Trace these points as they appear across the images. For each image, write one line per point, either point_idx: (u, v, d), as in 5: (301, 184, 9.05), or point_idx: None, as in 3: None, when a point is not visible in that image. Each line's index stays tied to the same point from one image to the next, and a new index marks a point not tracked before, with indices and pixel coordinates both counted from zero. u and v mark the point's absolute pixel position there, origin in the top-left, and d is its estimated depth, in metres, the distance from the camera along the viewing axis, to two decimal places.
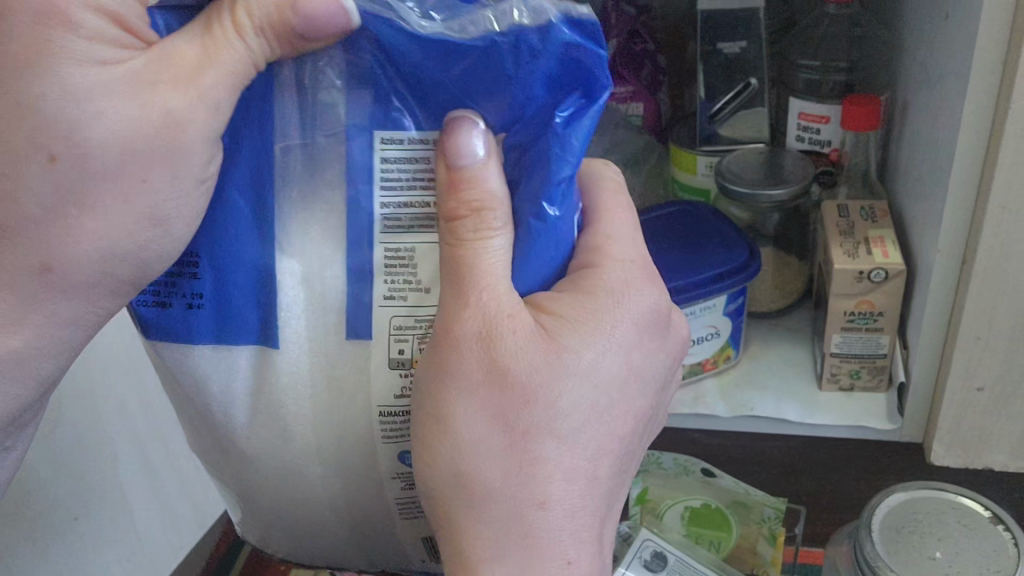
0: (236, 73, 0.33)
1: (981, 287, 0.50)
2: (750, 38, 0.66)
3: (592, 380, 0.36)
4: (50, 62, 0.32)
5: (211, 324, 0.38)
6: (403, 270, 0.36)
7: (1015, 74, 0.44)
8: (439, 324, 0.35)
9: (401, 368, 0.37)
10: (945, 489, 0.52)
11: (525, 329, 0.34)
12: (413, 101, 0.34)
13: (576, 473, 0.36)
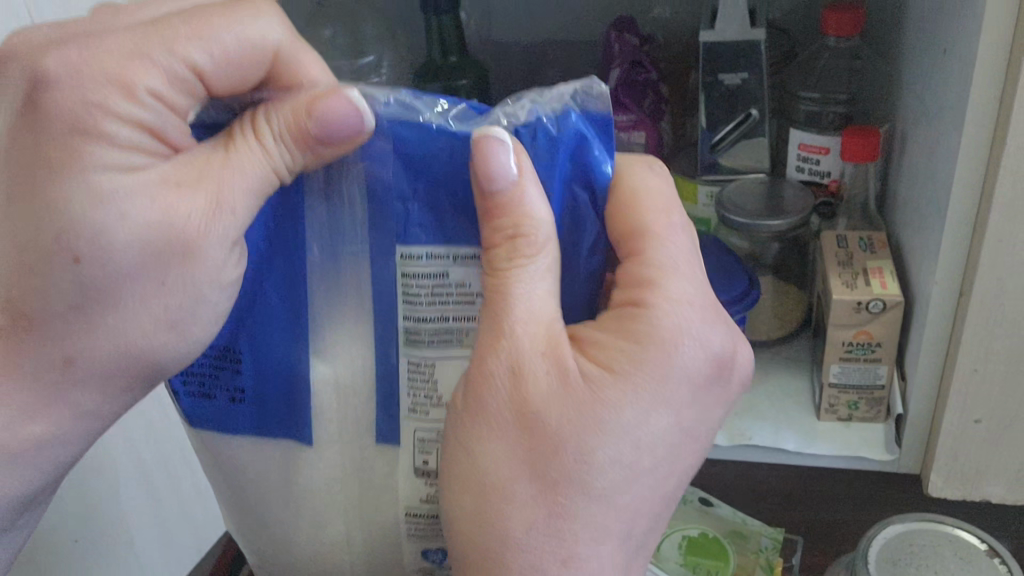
0: (255, 185, 0.33)
1: (978, 319, 0.50)
2: (751, 69, 0.66)
3: (637, 435, 0.34)
4: (81, 168, 0.31)
5: (251, 419, 0.38)
6: (426, 384, 0.36)
7: (1012, 108, 0.44)
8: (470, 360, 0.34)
9: (426, 478, 0.37)
10: (942, 522, 0.52)
11: (564, 376, 0.33)
12: (433, 219, 0.34)
13: (610, 523, 0.34)
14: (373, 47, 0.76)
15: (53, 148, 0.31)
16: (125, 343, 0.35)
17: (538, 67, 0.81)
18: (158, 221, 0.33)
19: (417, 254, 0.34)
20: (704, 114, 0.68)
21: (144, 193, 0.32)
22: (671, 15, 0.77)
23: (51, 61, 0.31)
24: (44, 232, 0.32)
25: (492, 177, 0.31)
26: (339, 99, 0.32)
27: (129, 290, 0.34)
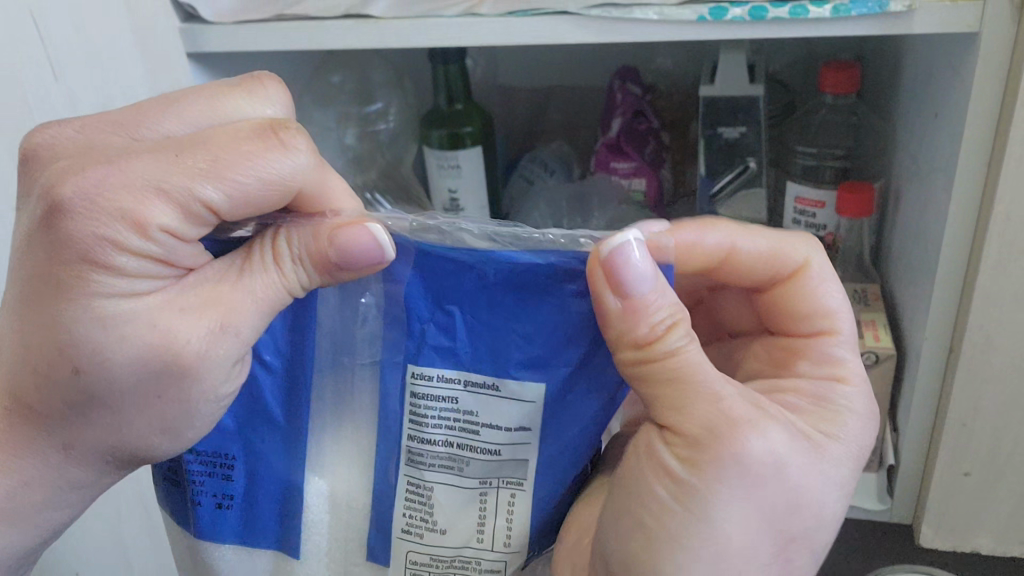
0: (264, 301, 0.34)
1: (967, 376, 0.52)
2: (750, 123, 0.67)
3: (845, 494, 0.35)
4: (87, 293, 0.31)
5: (236, 525, 0.38)
6: (421, 509, 0.36)
7: (998, 175, 0.46)
8: (688, 427, 0.32)
9: None
10: (931, 572, 0.53)
11: (798, 435, 0.33)
12: (446, 347, 0.35)
13: (812, 564, 0.35)
14: (381, 93, 0.78)
15: (61, 268, 0.31)
16: (116, 445, 0.36)
17: (544, 113, 0.83)
18: (161, 350, 0.33)
19: (427, 373, 0.35)
20: (704, 165, 0.70)
21: (152, 317, 0.33)
22: (673, 67, 0.79)
23: (68, 190, 0.31)
24: (50, 343, 0.32)
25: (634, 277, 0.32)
26: (361, 230, 0.34)
27: (128, 405, 0.34)
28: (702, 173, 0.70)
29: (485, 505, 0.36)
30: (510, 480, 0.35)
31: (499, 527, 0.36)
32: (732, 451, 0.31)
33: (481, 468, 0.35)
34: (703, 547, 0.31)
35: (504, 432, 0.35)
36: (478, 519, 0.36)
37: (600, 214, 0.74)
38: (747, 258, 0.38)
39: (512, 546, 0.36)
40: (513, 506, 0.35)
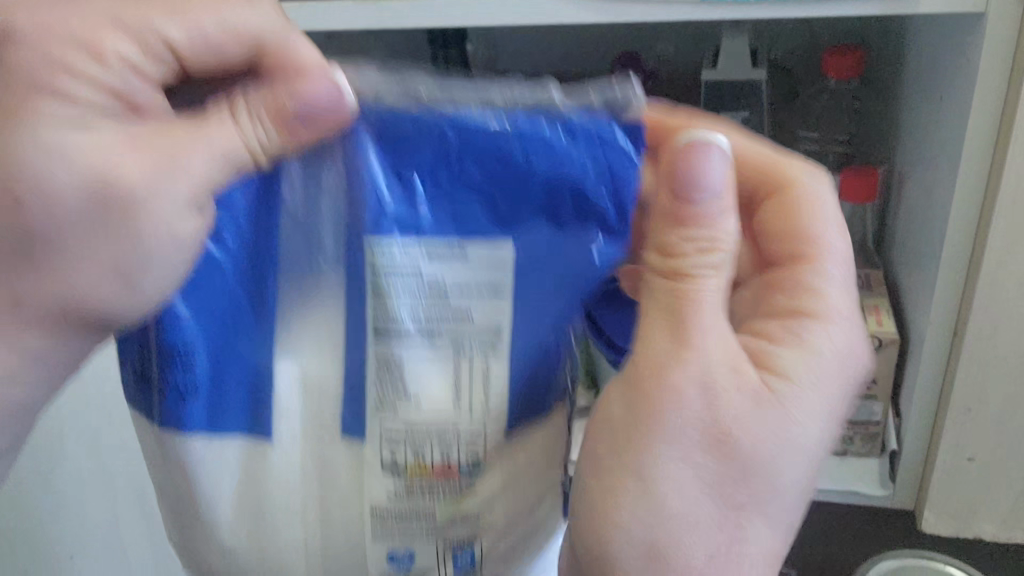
0: (221, 148, 0.27)
1: (972, 360, 0.51)
2: (753, 108, 0.67)
3: (806, 454, 0.29)
4: (26, 110, 0.26)
5: (204, 413, 0.30)
6: (389, 382, 0.30)
7: (1005, 160, 0.45)
8: (645, 355, 0.28)
9: (391, 477, 0.31)
10: (934, 556, 0.53)
11: (751, 381, 0.28)
12: (428, 208, 0.29)
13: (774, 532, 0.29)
14: None
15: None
16: (67, 299, 0.28)
17: None
18: (98, 192, 0.26)
19: (387, 249, 0.28)
20: None
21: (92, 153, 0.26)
22: (677, 53, 0.78)
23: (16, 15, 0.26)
24: None
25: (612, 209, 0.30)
26: (318, 79, 0.27)
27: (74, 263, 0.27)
28: None
29: (460, 384, 0.30)
30: (484, 347, 0.29)
31: (477, 405, 0.30)
32: (662, 387, 0.27)
33: (460, 339, 0.29)
34: (636, 499, 0.28)
35: (477, 298, 0.29)
36: (453, 393, 0.30)
37: None
38: (760, 179, 0.33)
39: (495, 417, 0.30)
40: (494, 374, 0.30)
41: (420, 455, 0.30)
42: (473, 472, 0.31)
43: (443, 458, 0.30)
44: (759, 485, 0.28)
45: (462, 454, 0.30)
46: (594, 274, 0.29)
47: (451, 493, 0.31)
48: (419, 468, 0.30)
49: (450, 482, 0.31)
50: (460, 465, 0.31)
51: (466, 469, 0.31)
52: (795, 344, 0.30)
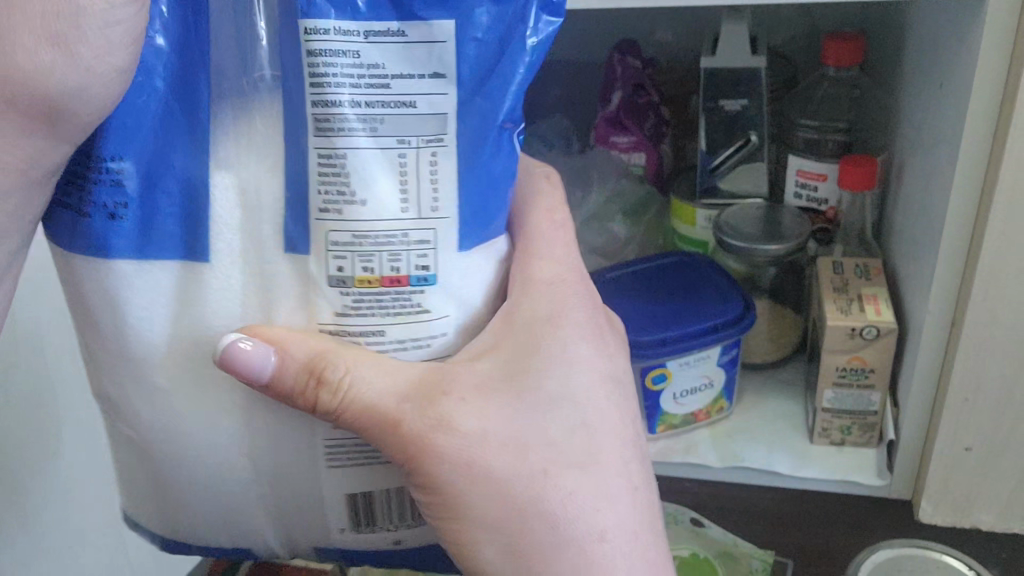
0: None
1: (970, 349, 0.51)
2: (752, 96, 0.66)
3: (569, 423, 0.36)
4: None
5: (135, 238, 0.32)
6: (336, 176, 0.31)
7: (1004, 149, 0.45)
8: (393, 439, 0.34)
9: (341, 286, 0.32)
10: (931, 546, 0.52)
11: (438, 420, 0.34)
12: None
13: (613, 484, 0.37)
14: None
15: None
16: None
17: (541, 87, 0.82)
18: None
19: (321, 26, 0.30)
20: (703, 139, 0.68)
21: None
22: (676, 40, 0.77)
23: None
24: None
25: (254, 366, 0.32)
26: None
27: None
28: (702, 147, 0.68)
29: (406, 170, 0.32)
30: (428, 137, 0.31)
31: (424, 193, 0.32)
32: (438, 464, 0.34)
33: (399, 127, 0.31)
34: (487, 526, 0.35)
35: (418, 82, 0.31)
36: (401, 186, 0.32)
37: (600, 187, 0.73)
38: (533, 246, 0.39)
39: (444, 214, 0.32)
40: (439, 172, 0.32)
41: (369, 267, 0.32)
42: (429, 282, 0.33)
43: (394, 269, 0.32)
44: (557, 476, 0.36)
45: (414, 256, 0.32)
46: (530, 64, 0.32)
47: (398, 314, 0.33)
48: (367, 281, 0.32)
49: (401, 293, 0.33)
50: (411, 274, 0.32)
51: (426, 279, 0.33)
52: (397, 383, 0.33)
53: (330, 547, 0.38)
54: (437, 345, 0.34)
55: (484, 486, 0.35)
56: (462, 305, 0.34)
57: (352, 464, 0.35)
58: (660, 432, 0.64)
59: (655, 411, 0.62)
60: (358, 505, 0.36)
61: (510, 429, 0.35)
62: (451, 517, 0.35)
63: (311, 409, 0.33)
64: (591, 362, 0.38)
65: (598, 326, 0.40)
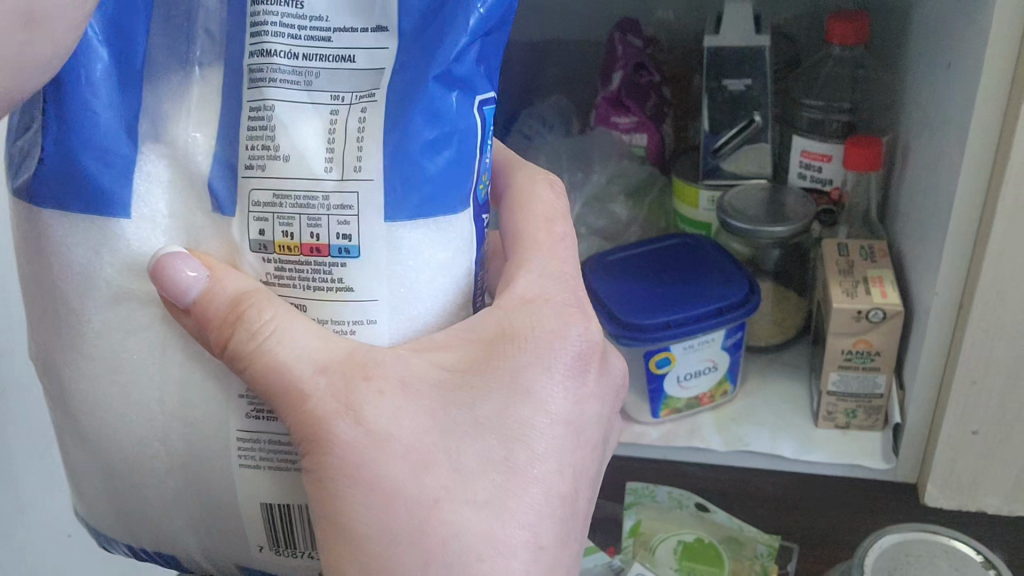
0: None
1: (979, 331, 0.50)
2: (756, 75, 0.65)
3: (510, 441, 0.33)
4: None
5: (56, 186, 0.32)
6: (262, 129, 0.31)
7: (1015, 130, 0.44)
8: (292, 407, 0.31)
9: (264, 252, 0.32)
10: (938, 531, 0.51)
11: (359, 396, 0.31)
12: None
13: (524, 528, 0.33)
14: None
15: None
16: None
17: (541, 70, 0.80)
18: None
19: None
20: (705, 119, 0.67)
21: None
22: (677, 18, 0.75)
23: None
24: None
25: (180, 284, 0.31)
26: None
27: None
28: (705, 127, 0.67)
29: (335, 130, 0.31)
30: (361, 95, 0.31)
31: (349, 153, 0.31)
32: (339, 446, 0.31)
33: (332, 83, 0.31)
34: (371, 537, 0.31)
35: (361, 35, 0.32)
36: (328, 143, 0.31)
37: (601, 169, 0.72)
38: (526, 254, 0.38)
39: (365, 176, 0.31)
40: (366, 127, 0.31)
41: (288, 232, 0.31)
42: (351, 254, 0.31)
43: (313, 235, 0.31)
44: (477, 492, 0.32)
45: (334, 223, 0.31)
46: (476, 28, 0.31)
47: (316, 290, 0.32)
48: (286, 247, 0.31)
49: (320, 262, 0.31)
50: (331, 243, 0.31)
51: (347, 251, 0.31)
52: (327, 347, 0.31)
53: (252, 564, 0.36)
54: (364, 332, 0.32)
55: (371, 497, 0.31)
56: (397, 294, 0.32)
57: (265, 467, 0.33)
58: (664, 417, 0.63)
59: (658, 394, 0.62)
60: (275, 519, 0.34)
61: (426, 444, 0.31)
62: (332, 531, 0.32)
63: (221, 353, 0.31)
64: (556, 400, 0.34)
65: (586, 360, 0.36)
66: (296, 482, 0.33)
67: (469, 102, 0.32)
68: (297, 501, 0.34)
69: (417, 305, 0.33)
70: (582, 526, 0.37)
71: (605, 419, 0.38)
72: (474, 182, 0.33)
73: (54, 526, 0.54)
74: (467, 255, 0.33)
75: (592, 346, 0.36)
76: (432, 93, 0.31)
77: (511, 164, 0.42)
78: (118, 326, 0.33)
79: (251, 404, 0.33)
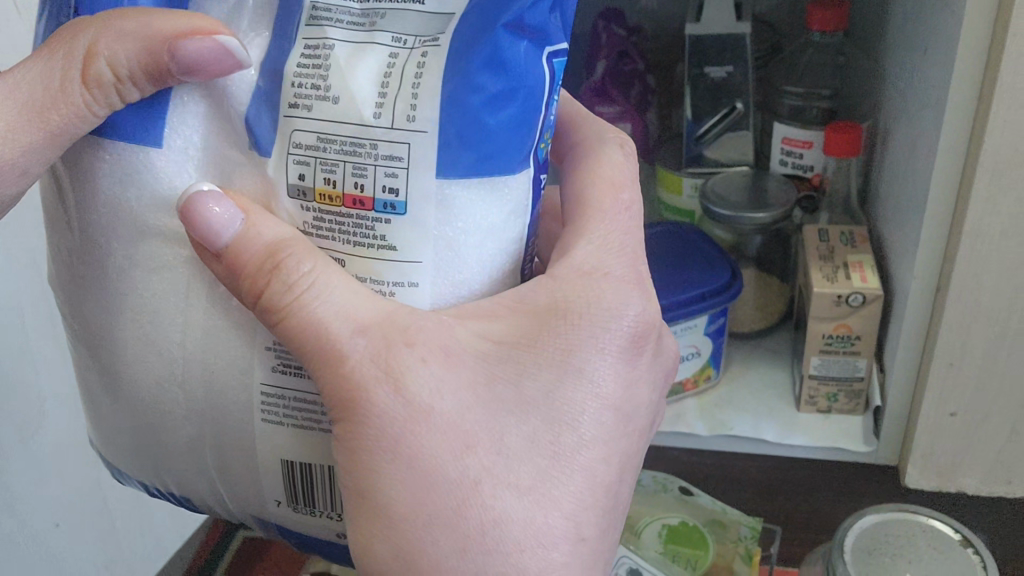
0: None
1: (953, 314, 0.51)
2: (737, 62, 0.66)
3: (562, 423, 0.32)
4: None
5: None
6: (311, 66, 0.31)
7: (987, 113, 0.45)
8: (330, 367, 0.30)
9: (302, 198, 0.31)
10: (917, 512, 0.52)
11: (403, 357, 0.30)
12: None
13: (566, 516, 0.31)
14: None
15: None
16: None
17: None
18: None
19: None
20: (689, 106, 0.68)
21: None
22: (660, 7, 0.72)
23: None
24: None
25: (213, 225, 0.31)
26: None
27: None
28: (687, 115, 0.68)
29: (391, 74, 0.30)
30: (425, 40, 0.31)
31: (404, 100, 0.30)
32: (377, 416, 0.30)
33: (398, 26, 0.31)
34: (402, 516, 0.30)
35: None
36: (381, 86, 0.30)
37: None
38: (589, 222, 0.36)
39: (419, 127, 0.30)
40: (424, 72, 0.30)
41: (330, 178, 0.31)
42: (396, 210, 0.30)
43: (358, 186, 0.30)
44: (523, 479, 0.31)
45: (381, 174, 0.30)
46: None
47: (358, 245, 0.31)
48: (327, 195, 0.31)
49: (364, 215, 0.30)
50: (376, 196, 0.30)
51: (393, 207, 0.30)
52: (369, 304, 0.30)
53: (267, 517, 0.36)
54: (409, 293, 0.31)
55: (409, 473, 0.30)
56: (444, 257, 0.31)
57: (288, 425, 0.33)
58: None
59: None
60: (295, 480, 0.34)
61: (469, 420, 0.30)
62: (364, 505, 0.30)
63: (254, 303, 0.31)
64: (605, 381, 0.33)
65: (642, 339, 0.34)
66: (319, 444, 0.33)
67: (538, 52, 0.30)
68: (321, 462, 0.33)
69: (464, 270, 0.31)
70: (623, 518, 0.35)
71: (654, 405, 0.36)
72: (534, 142, 0.31)
73: (44, 511, 0.55)
74: (520, 217, 0.32)
75: (648, 327, 0.35)
76: (498, 39, 0.29)
77: (577, 121, 0.41)
78: (143, 262, 0.33)
79: (279, 357, 0.33)
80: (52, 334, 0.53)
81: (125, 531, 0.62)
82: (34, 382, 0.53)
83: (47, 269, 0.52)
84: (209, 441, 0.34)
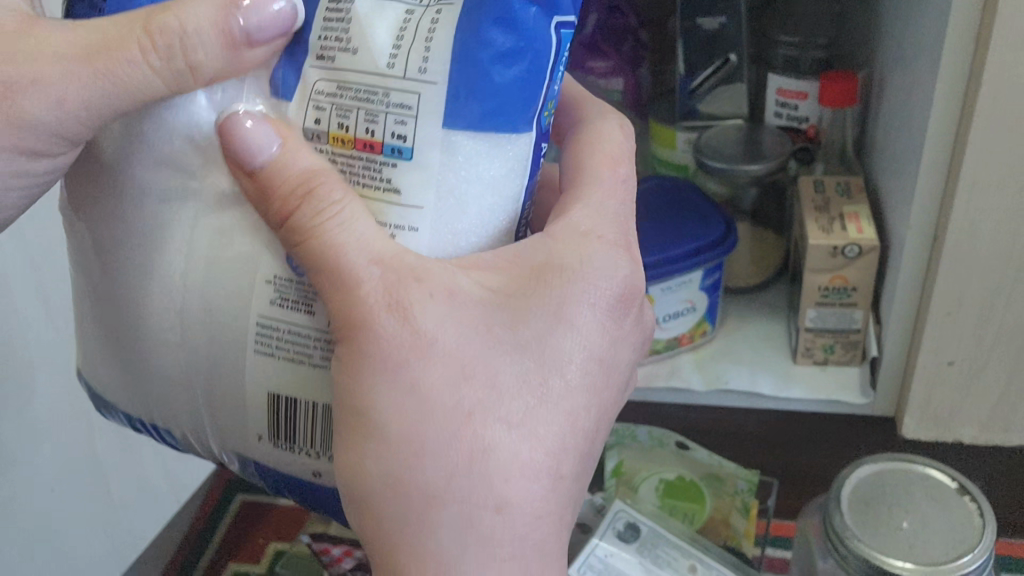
0: None
1: (950, 262, 0.50)
2: (730, 14, 0.64)
3: (553, 371, 0.31)
4: None
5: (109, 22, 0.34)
6: (336, 18, 0.31)
7: (986, 58, 0.44)
8: (342, 295, 0.30)
9: (317, 143, 0.32)
10: (913, 460, 0.52)
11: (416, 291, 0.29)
12: None
13: (547, 453, 0.31)
14: None
15: None
16: None
17: None
18: None
19: None
20: (681, 61, 0.66)
21: None
22: None
23: None
24: None
25: (255, 142, 0.30)
26: None
27: None
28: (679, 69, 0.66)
29: (406, 30, 0.30)
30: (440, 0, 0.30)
31: (417, 51, 0.30)
32: (373, 341, 0.29)
33: None
34: (387, 460, 0.29)
35: None
36: (397, 38, 0.30)
37: None
38: (585, 189, 0.36)
39: (429, 79, 0.30)
40: (437, 27, 0.30)
41: (345, 124, 0.31)
42: (403, 155, 0.30)
43: (368, 131, 0.30)
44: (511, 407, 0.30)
45: (392, 121, 0.30)
46: None
47: (366, 187, 0.31)
48: (340, 139, 0.31)
49: (372, 159, 0.31)
50: (385, 141, 0.30)
51: (400, 151, 0.30)
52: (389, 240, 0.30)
53: (256, 468, 0.35)
54: (404, 238, 0.31)
55: (407, 398, 0.29)
56: (446, 203, 0.31)
57: (280, 355, 0.32)
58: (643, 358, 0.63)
59: None
60: (280, 413, 0.33)
61: (468, 354, 0.30)
62: (356, 429, 0.30)
63: (282, 225, 0.30)
64: (591, 334, 0.32)
65: (628, 301, 0.34)
66: (309, 377, 0.32)
67: (547, 19, 0.30)
68: (310, 399, 0.32)
69: (462, 220, 0.31)
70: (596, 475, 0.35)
71: (633, 368, 0.36)
72: (540, 107, 0.30)
73: (37, 480, 0.54)
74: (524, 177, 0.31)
75: (635, 290, 0.34)
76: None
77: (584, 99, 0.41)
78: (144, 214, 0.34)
79: (280, 289, 0.32)
80: (38, 304, 0.52)
81: (120, 496, 0.62)
82: (23, 355, 0.52)
83: (31, 233, 0.51)
84: (201, 392, 0.34)
